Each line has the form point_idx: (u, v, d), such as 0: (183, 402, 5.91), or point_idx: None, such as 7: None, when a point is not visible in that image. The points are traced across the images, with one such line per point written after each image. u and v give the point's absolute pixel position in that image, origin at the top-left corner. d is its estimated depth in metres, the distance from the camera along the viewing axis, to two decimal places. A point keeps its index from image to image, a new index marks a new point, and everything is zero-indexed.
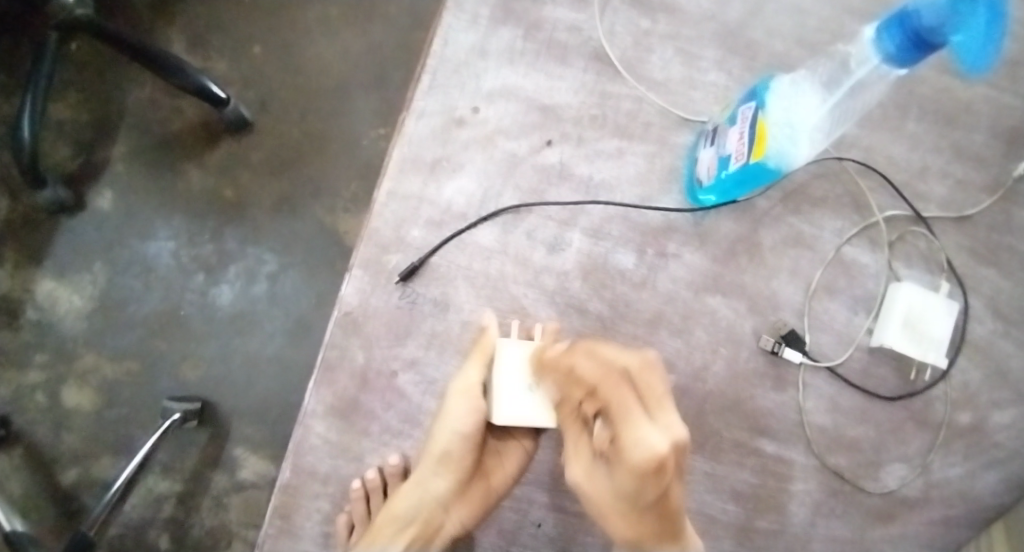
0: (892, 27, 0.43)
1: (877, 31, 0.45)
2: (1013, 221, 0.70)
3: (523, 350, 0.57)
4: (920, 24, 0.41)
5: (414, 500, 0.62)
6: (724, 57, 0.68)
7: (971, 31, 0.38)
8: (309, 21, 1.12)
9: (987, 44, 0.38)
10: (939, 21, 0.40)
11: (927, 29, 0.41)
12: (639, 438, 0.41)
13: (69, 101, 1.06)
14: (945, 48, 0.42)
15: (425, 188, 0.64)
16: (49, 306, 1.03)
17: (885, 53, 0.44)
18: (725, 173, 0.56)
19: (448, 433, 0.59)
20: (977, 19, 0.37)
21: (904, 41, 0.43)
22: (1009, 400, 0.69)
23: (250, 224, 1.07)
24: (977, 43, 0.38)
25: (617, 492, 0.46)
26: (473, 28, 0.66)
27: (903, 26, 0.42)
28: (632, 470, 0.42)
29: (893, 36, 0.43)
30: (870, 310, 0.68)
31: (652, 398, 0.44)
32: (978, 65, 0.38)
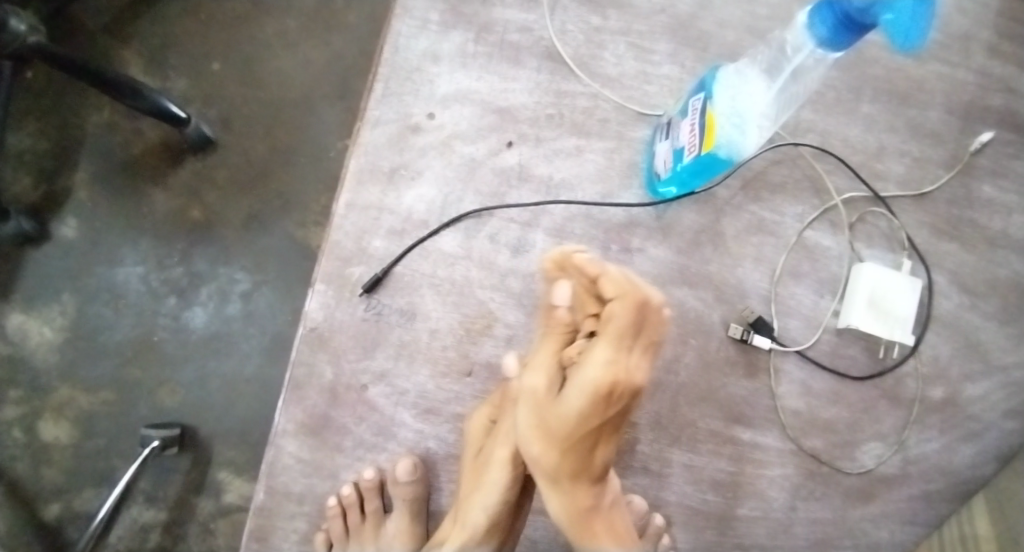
0: (823, 9, 0.43)
1: (810, 16, 0.45)
2: (973, 195, 0.71)
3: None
4: (850, 6, 0.41)
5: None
6: (676, 49, 0.68)
7: (900, 12, 0.39)
8: (267, 36, 1.11)
9: (916, 24, 0.38)
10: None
11: (858, 10, 0.41)
12: (604, 361, 0.46)
13: (28, 130, 1.05)
14: (876, 28, 0.42)
15: (384, 197, 0.63)
16: (20, 340, 1.01)
17: (819, 37, 0.44)
18: (680, 165, 0.57)
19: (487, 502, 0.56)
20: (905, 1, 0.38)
21: (835, 22, 0.42)
22: (980, 373, 0.69)
23: (219, 243, 1.06)
24: (909, 22, 0.38)
25: (559, 411, 0.50)
26: (424, 33, 0.66)
27: (833, 8, 0.42)
28: (585, 392, 0.47)
29: (825, 19, 0.43)
30: (836, 291, 0.68)
31: (647, 335, 0.47)
32: (910, 43, 0.39)
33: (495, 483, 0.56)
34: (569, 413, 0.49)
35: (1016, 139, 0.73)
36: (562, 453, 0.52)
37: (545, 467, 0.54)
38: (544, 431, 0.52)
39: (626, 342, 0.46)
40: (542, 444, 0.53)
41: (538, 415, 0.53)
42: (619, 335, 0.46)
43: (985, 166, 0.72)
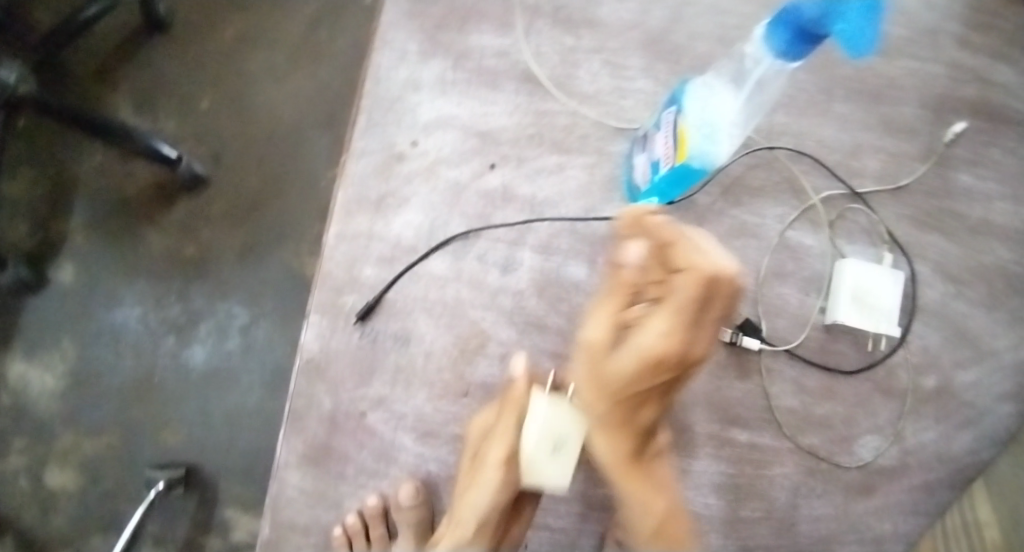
0: (778, 23, 0.45)
1: (767, 28, 0.47)
2: (950, 185, 0.73)
3: (554, 408, 0.59)
4: (803, 18, 0.43)
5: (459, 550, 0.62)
6: (650, 64, 0.70)
7: (849, 20, 0.40)
8: (252, 72, 1.13)
9: (866, 31, 0.39)
10: (819, 13, 0.42)
11: (810, 22, 0.43)
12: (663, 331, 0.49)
13: (22, 179, 1.06)
14: (828, 39, 0.44)
15: (373, 225, 0.65)
16: (22, 389, 1.02)
17: (776, 49, 0.46)
18: (657, 176, 0.58)
19: (479, 501, 0.59)
20: (854, 10, 0.40)
21: (790, 35, 0.44)
22: (971, 359, 0.70)
23: (214, 279, 1.07)
24: (858, 28, 0.39)
25: (616, 369, 0.52)
26: (404, 64, 0.68)
27: (787, 21, 0.44)
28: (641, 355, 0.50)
29: (780, 32, 0.45)
30: (821, 289, 0.70)
31: (710, 312, 0.48)
32: (858, 50, 0.40)
33: (491, 481, 0.59)
34: (625, 370, 0.52)
35: (989, 128, 0.74)
36: (613, 405, 0.55)
37: (597, 417, 0.57)
38: (599, 384, 0.55)
39: (686, 316, 0.48)
40: (595, 395, 0.55)
41: (594, 367, 0.55)
42: (679, 309, 0.47)
43: (960, 157, 0.74)
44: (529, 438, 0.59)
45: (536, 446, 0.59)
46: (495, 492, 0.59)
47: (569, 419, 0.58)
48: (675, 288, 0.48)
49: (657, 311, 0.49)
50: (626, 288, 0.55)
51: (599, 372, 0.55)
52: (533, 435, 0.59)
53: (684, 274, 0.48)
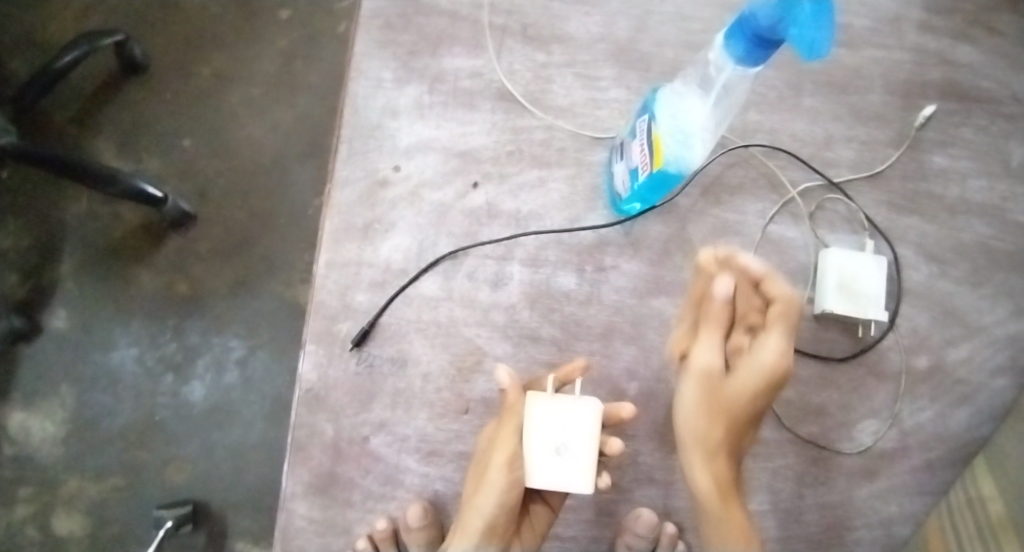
0: (736, 32, 0.46)
1: (725, 37, 0.48)
2: (924, 167, 0.74)
3: (557, 408, 0.55)
4: (758, 25, 0.44)
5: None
6: (621, 73, 0.71)
7: (801, 24, 0.41)
8: (232, 107, 1.14)
9: (820, 32, 0.41)
10: (772, 19, 0.43)
11: (765, 28, 0.44)
12: (776, 347, 0.58)
13: (9, 229, 1.07)
14: (785, 43, 0.45)
15: (362, 252, 0.66)
16: (23, 439, 1.02)
17: (736, 55, 0.48)
18: (637, 183, 0.59)
19: (485, 506, 0.57)
20: (805, 13, 0.41)
21: (748, 42, 0.46)
22: (961, 337, 0.72)
23: (208, 314, 1.07)
24: (810, 30, 0.41)
25: (744, 386, 0.59)
26: (380, 91, 0.69)
27: (744, 29, 0.46)
28: (760, 372, 0.58)
29: (738, 40, 0.46)
30: (807, 279, 0.71)
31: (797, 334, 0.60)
32: (813, 51, 0.41)
33: (497, 484, 0.56)
34: (745, 389, 0.59)
35: (959, 108, 0.76)
36: (726, 426, 0.59)
37: (702, 443, 0.59)
38: (715, 405, 0.59)
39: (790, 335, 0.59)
40: (708, 417, 0.59)
41: (708, 391, 0.60)
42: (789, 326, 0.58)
43: (932, 139, 0.75)
44: (531, 441, 0.55)
45: (539, 447, 0.55)
46: (502, 495, 0.56)
47: (573, 418, 0.55)
48: (780, 313, 0.58)
49: (776, 329, 0.58)
50: (715, 320, 0.61)
51: (717, 394, 0.60)
52: (534, 440, 0.55)
53: (782, 303, 0.59)
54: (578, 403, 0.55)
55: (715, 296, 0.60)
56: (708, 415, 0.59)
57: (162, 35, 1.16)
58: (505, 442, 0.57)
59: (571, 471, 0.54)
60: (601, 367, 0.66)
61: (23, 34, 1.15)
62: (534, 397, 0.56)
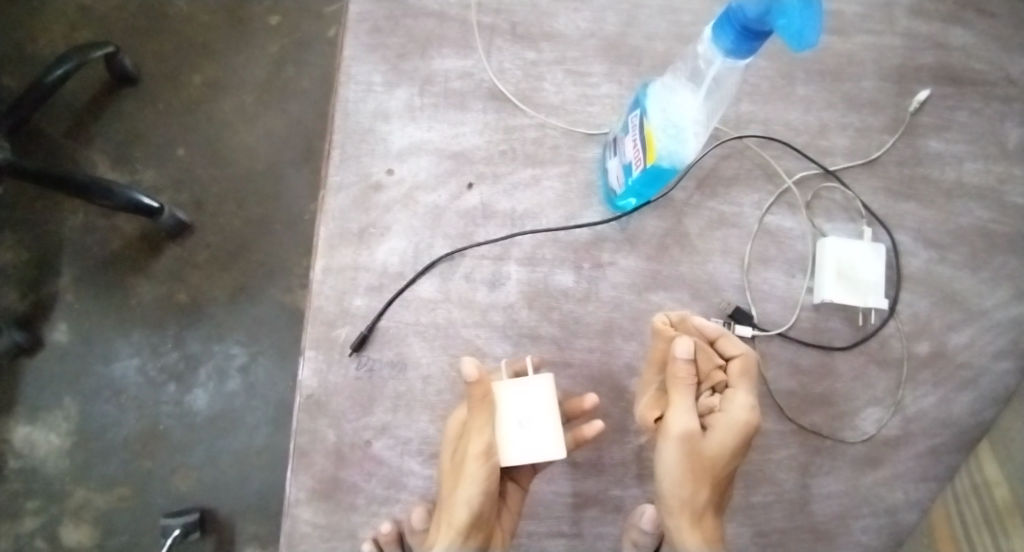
0: (723, 25, 0.46)
1: (713, 30, 0.48)
2: (920, 152, 0.74)
3: (516, 387, 0.58)
4: (745, 18, 0.44)
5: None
6: (612, 68, 0.71)
7: (791, 15, 0.42)
8: (225, 115, 1.14)
9: (809, 23, 0.41)
10: (761, 11, 0.43)
11: (753, 20, 0.44)
12: (746, 403, 0.59)
13: (7, 244, 1.07)
14: (773, 34, 0.45)
15: (358, 256, 0.66)
16: (28, 452, 1.03)
17: (725, 48, 0.47)
18: (630, 178, 0.59)
19: (468, 495, 0.56)
20: (794, 5, 0.41)
21: (735, 35, 0.46)
22: (961, 321, 0.71)
23: (209, 322, 1.08)
24: (800, 22, 0.41)
25: (720, 446, 0.58)
26: (371, 95, 0.69)
27: (731, 22, 0.45)
28: (736, 428, 0.58)
29: (726, 33, 0.46)
30: (806, 269, 0.70)
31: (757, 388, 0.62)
32: (803, 42, 0.42)
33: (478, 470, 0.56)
34: (723, 448, 0.58)
35: (953, 91, 0.76)
36: (708, 487, 0.59)
37: (688, 507, 0.59)
38: (695, 468, 0.58)
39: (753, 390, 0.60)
40: (690, 481, 0.58)
41: (689, 457, 0.58)
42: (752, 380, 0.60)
43: (927, 123, 0.75)
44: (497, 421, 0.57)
45: (506, 426, 0.57)
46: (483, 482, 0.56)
47: (532, 394, 0.58)
48: (740, 370, 0.61)
49: (741, 386, 0.60)
50: (680, 383, 0.60)
51: (698, 457, 0.58)
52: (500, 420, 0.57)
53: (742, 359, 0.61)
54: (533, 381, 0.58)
55: (678, 358, 0.59)
56: (692, 479, 0.58)
57: (152, 45, 1.16)
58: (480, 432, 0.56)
59: (538, 442, 0.57)
60: (602, 364, 0.66)
61: (13, 49, 1.15)
62: (497, 383, 0.59)
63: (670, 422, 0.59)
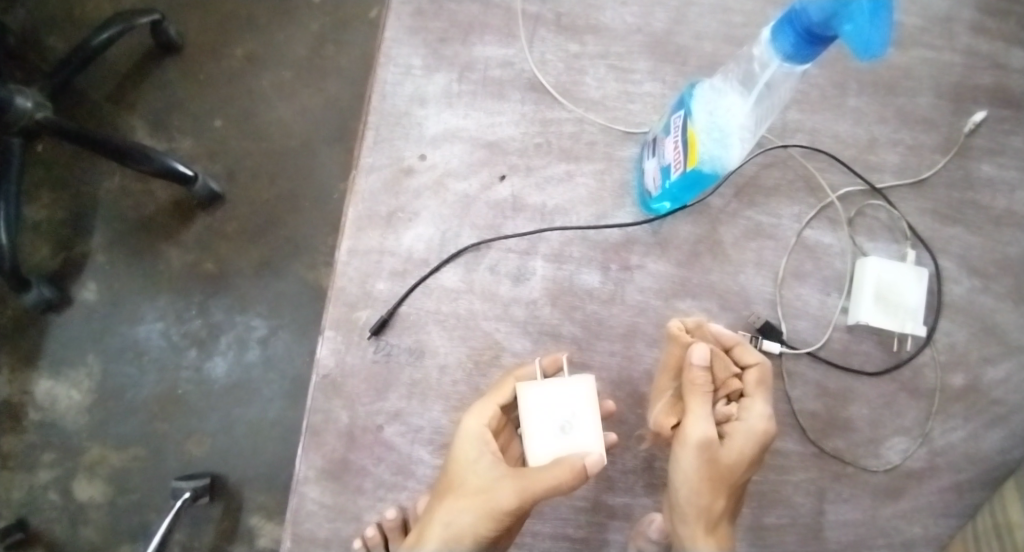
0: (784, 26, 0.44)
1: (773, 31, 0.46)
2: (972, 176, 0.71)
3: (549, 390, 0.56)
4: (809, 20, 0.42)
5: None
6: (656, 67, 0.69)
7: (858, 21, 0.39)
8: (263, 88, 1.14)
9: (877, 30, 0.39)
10: (826, 15, 0.41)
11: (817, 24, 0.42)
12: (764, 412, 0.59)
13: (43, 201, 1.09)
14: (838, 41, 0.43)
15: (384, 240, 0.65)
16: (49, 405, 1.05)
17: (783, 51, 0.45)
18: (668, 181, 0.58)
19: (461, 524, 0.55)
20: (862, 9, 0.39)
21: (796, 38, 0.44)
22: (1000, 355, 0.68)
23: (233, 293, 1.09)
24: (866, 29, 0.39)
25: (739, 457, 0.58)
26: (409, 78, 0.68)
27: (793, 24, 0.43)
28: (755, 438, 0.58)
29: (786, 36, 0.44)
30: (842, 289, 0.68)
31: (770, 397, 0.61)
32: (870, 49, 0.39)
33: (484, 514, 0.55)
34: (743, 457, 0.58)
35: (1010, 115, 0.73)
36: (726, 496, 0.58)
37: (706, 515, 0.57)
38: (714, 476, 0.57)
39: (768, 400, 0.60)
40: (709, 489, 0.57)
41: (709, 465, 0.57)
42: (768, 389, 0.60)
43: (981, 146, 0.72)
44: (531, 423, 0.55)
45: (540, 430, 0.55)
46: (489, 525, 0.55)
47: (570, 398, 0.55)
48: (757, 379, 0.60)
49: (758, 395, 0.60)
50: (697, 391, 0.59)
51: (717, 465, 0.57)
52: (534, 423, 0.55)
53: (759, 368, 0.60)
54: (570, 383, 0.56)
55: (695, 366, 0.58)
56: (711, 487, 0.57)
57: (197, 14, 1.16)
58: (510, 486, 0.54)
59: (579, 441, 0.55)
60: (622, 369, 0.64)
61: (62, 8, 1.16)
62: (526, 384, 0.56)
63: (687, 428, 0.58)
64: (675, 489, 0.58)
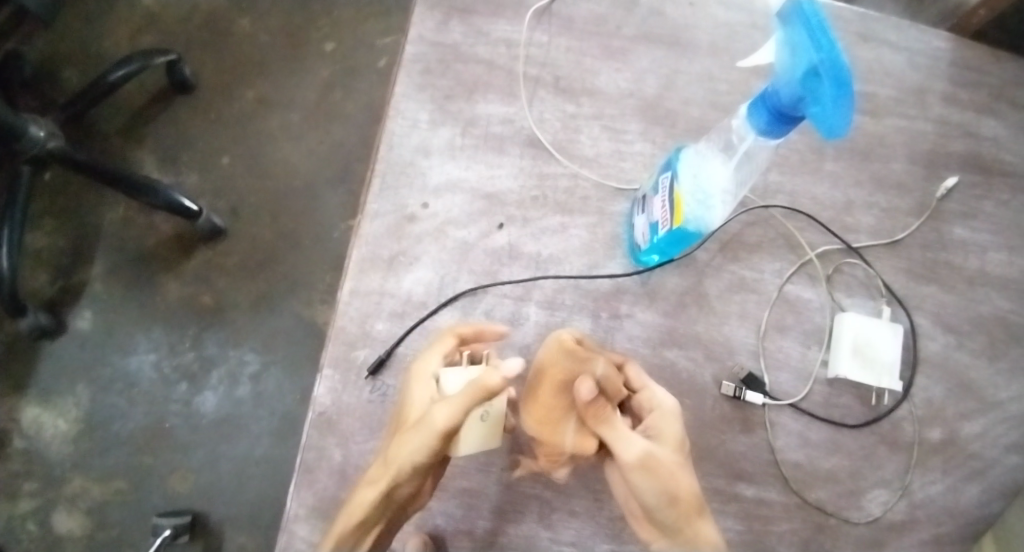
0: (758, 106, 0.48)
1: (749, 108, 0.51)
2: (945, 238, 0.75)
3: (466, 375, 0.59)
4: (780, 103, 0.46)
5: (379, 504, 0.55)
6: (647, 128, 0.73)
7: (824, 105, 0.43)
8: (272, 129, 1.19)
9: (840, 114, 0.43)
10: (795, 98, 0.45)
11: (788, 105, 0.46)
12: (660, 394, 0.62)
13: (46, 229, 1.12)
14: (806, 119, 0.48)
15: (385, 282, 0.68)
16: (35, 433, 1.05)
17: (758, 127, 0.50)
18: (656, 237, 0.61)
19: (406, 453, 0.54)
20: (826, 94, 0.43)
21: (771, 115, 0.48)
22: (976, 411, 0.71)
23: (229, 327, 1.11)
24: (831, 113, 0.43)
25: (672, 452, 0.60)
26: (415, 130, 0.72)
27: (767, 104, 0.48)
28: (672, 416, 0.61)
29: (761, 115, 0.48)
30: (822, 343, 0.71)
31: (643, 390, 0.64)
32: (835, 128, 0.43)
33: (422, 442, 0.53)
34: (671, 447, 0.60)
35: (981, 180, 0.77)
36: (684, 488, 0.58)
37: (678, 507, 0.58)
38: (666, 472, 0.58)
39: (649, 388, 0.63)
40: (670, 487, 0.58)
41: (657, 467, 0.58)
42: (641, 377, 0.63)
43: (954, 209, 0.76)
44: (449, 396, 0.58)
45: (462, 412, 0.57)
46: (427, 456, 0.54)
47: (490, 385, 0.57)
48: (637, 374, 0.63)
49: (648, 383, 0.63)
50: (607, 407, 0.58)
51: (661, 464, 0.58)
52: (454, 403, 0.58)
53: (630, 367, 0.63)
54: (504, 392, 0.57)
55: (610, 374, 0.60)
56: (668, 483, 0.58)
57: (211, 58, 1.22)
58: (447, 408, 0.53)
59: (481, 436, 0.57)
60: None
61: (80, 44, 1.21)
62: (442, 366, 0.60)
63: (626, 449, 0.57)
64: (650, 508, 0.58)
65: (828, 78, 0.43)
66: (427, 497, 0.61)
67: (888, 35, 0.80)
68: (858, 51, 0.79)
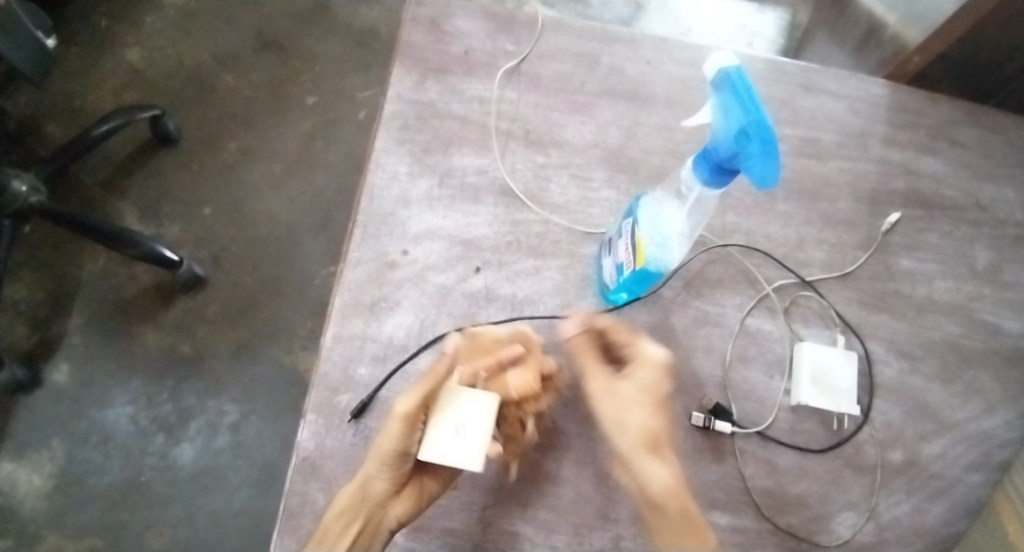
0: (700, 160, 0.54)
1: (693, 162, 0.56)
2: (893, 270, 0.81)
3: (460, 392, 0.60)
4: (718, 158, 0.52)
5: (358, 495, 0.61)
6: (612, 175, 0.79)
7: (753, 162, 0.49)
8: (254, 180, 1.22)
9: (767, 169, 0.49)
10: (729, 154, 0.51)
11: (724, 161, 0.52)
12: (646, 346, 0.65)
13: (25, 281, 1.13)
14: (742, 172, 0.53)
15: (367, 327, 0.71)
16: (8, 490, 1.04)
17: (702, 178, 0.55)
18: (622, 277, 0.65)
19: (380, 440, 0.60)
20: (754, 153, 0.49)
21: (712, 170, 0.54)
22: (934, 432, 0.76)
23: (209, 377, 1.12)
24: (761, 169, 0.49)
25: (634, 388, 0.64)
26: (395, 183, 0.76)
27: (708, 159, 0.53)
28: (648, 366, 0.64)
29: (703, 168, 0.54)
30: (785, 372, 0.75)
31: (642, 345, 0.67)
32: (766, 181, 0.49)
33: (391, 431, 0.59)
34: (635, 390, 0.64)
35: (923, 215, 0.83)
36: (641, 427, 0.63)
37: (629, 445, 0.63)
38: (621, 408, 0.64)
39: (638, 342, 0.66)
40: (621, 424, 0.63)
41: (616, 405, 0.64)
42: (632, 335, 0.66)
43: (899, 243, 0.82)
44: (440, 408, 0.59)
45: (445, 424, 0.58)
46: (396, 443, 0.59)
47: (473, 403, 0.58)
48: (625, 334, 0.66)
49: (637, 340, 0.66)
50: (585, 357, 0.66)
51: (618, 402, 0.64)
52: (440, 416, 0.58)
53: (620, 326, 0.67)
54: (473, 394, 0.59)
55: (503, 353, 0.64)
56: (622, 420, 0.63)
57: (192, 112, 1.26)
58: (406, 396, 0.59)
59: (460, 449, 0.57)
60: (587, 449, 0.70)
61: (62, 100, 1.24)
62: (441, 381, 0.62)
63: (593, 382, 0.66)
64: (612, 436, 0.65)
65: (756, 139, 0.48)
66: (406, 503, 0.62)
67: (829, 85, 0.87)
68: (803, 100, 0.85)
